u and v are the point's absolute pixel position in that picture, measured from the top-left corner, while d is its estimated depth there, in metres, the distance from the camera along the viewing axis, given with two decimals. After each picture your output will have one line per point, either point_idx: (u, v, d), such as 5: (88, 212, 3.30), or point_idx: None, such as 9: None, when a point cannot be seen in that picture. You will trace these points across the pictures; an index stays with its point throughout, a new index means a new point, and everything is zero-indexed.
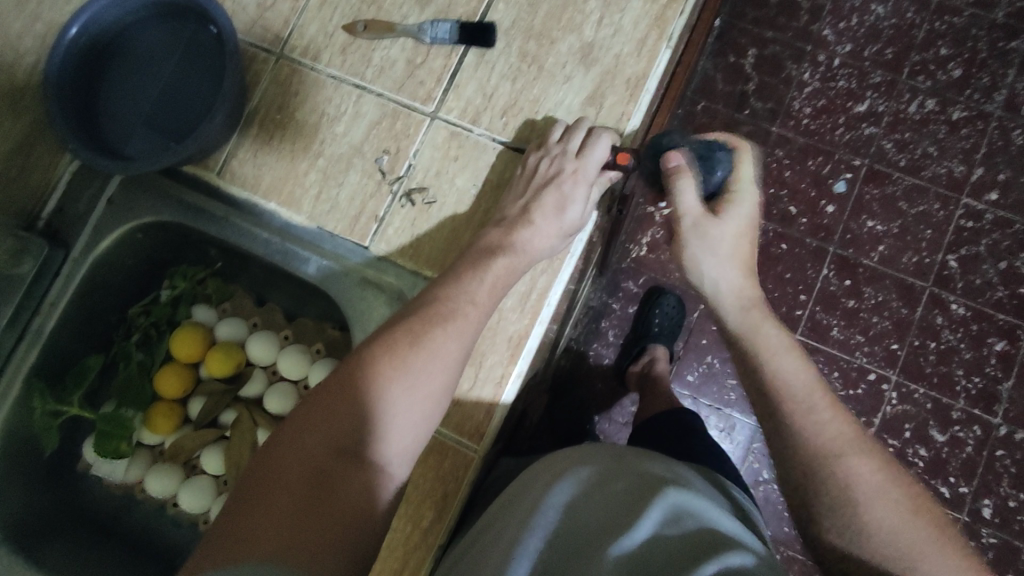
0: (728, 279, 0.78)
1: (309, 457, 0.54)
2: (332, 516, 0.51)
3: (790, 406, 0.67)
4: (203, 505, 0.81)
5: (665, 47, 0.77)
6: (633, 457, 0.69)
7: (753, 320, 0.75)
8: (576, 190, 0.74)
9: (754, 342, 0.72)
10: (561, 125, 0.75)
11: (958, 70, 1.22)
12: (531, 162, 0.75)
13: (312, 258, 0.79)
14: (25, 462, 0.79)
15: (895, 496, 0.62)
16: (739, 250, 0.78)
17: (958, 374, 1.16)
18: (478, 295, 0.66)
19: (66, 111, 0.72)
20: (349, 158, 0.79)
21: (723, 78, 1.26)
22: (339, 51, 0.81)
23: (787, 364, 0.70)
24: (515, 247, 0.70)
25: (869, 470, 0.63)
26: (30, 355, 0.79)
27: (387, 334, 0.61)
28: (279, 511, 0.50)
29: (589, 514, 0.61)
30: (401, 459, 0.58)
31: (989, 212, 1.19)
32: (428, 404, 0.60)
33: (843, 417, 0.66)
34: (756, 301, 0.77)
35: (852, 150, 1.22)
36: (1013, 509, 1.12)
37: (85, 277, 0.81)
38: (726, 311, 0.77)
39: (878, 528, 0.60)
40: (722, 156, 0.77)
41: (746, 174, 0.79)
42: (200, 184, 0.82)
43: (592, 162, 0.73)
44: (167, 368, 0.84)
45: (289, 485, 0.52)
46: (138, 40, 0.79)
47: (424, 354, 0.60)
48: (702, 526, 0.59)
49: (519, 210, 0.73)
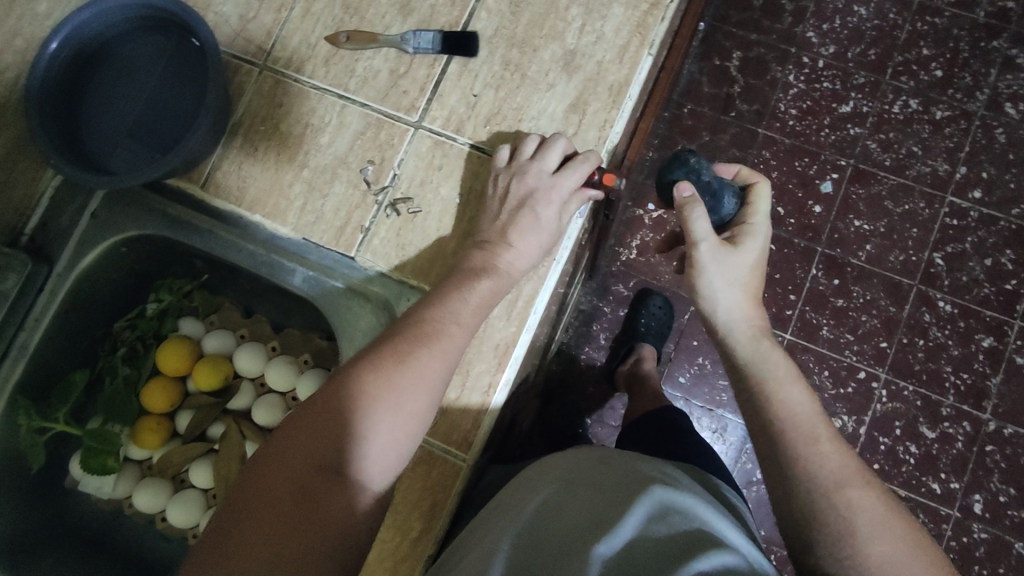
0: (734, 308, 0.76)
1: (295, 472, 0.53)
2: (315, 532, 0.51)
3: (794, 434, 0.66)
4: (192, 520, 0.80)
5: (647, 53, 0.77)
6: (620, 459, 0.69)
7: (762, 350, 0.74)
8: (550, 210, 0.73)
9: (759, 365, 0.72)
10: (533, 141, 0.74)
11: (940, 70, 1.23)
12: (503, 181, 0.74)
13: (297, 268, 0.79)
14: (12, 480, 0.79)
15: (897, 530, 0.60)
16: (752, 282, 0.77)
17: (946, 370, 1.17)
18: (463, 317, 0.66)
19: (48, 126, 0.72)
20: (334, 169, 0.79)
21: (709, 81, 1.26)
22: (323, 61, 0.81)
23: (792, 393, 0.69)
24: (500, 270, 0.70)
25: (871, 502, 0.61)
26: (15, 372, 0.78)
27: (374, 352, 0.61)
28: (265, 528, 0.50)
29: (573, 515, 0.60)
30: (386, 475, 0.58)
31: (974, 210, 1.20)
32: (412, 423, 0.59)
33: (846, 451, 0.65)
34: (762, 330, 0.76)
35: (838, 151, 1.23)
36: (1003, 503, 1.13)
37: (69, 292, 0.81)
38: (737, 340, 0.75)
39: (879, 561, 0.58)
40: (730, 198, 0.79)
41: (762, 210, 0.81)
42: (183, 196, 0.81)
43: (568, 181, 0.73)
44: (153, 382, 0.83)
45: (274, 502, 0.51)
46: (120, 54, 0.79)
47: (409, 373, 0.60)
48: (688, 524, 0.59)
49: (496, 231, 0.72)
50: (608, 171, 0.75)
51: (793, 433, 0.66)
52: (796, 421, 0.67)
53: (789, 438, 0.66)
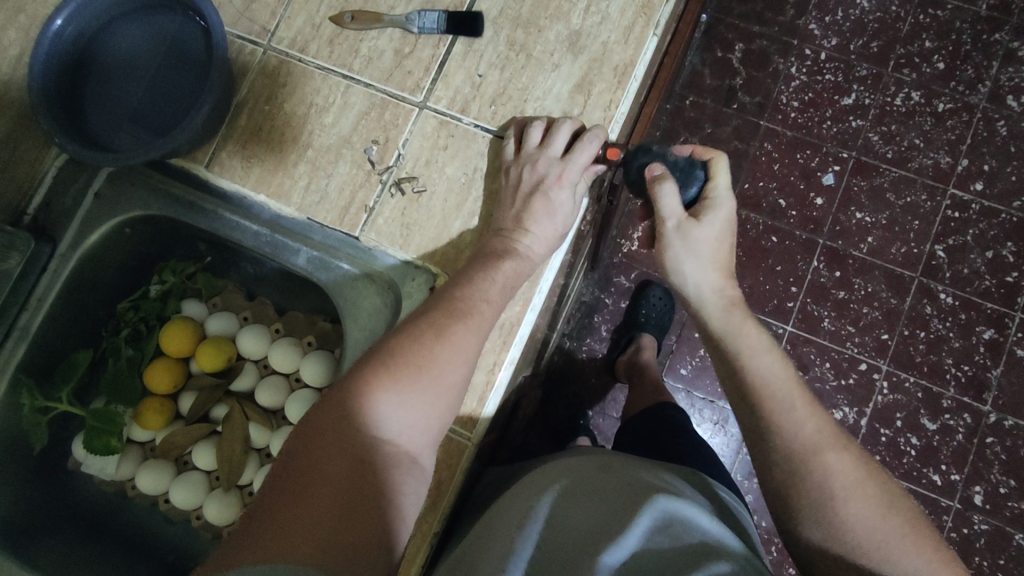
0: (708, 284, 0.74)
1: (346, 448, 0.53)
2: (365, 514, 0.51)
3: (772, 402, 0.66)
4: (196, 501, 0.80)
5: (652, 35, 0.77)
6: (624, 464, 0.70)
7: (734, 321, 0.72)
8: (562, 194, 0.74)
9: (735, 341, 0.71)
10: (539, 126, 0.74)
11: (942, 62, 1.23)
12: (514, 172, 0.74)
13: (301, 249, 0.79)
14: (15, 458, 0.79)
15: (871, 491, 0.62)
16: (720, 254, 0.74)
17: (947, 362, 1.17)
18: (490, 293, 0.66)
19: (52, 104, 0.72)
20: (338, 149, 0.78)
21: (711, 73, 1.26)
22: (327, 42, 0.81)
23: (765, 363, 0.69)
24: (521, 252, 0.70)
25: (846, 466, 0.62)
26: (18, 350, 0.78)
27: (411, 327, 0.62)
28: (318, 505, 0.49)
29: (576, 524, 0.60)
30: (428, 450, 0.59)
31: (975, 203, 1.20)
32: (450, 395, 0.61)
33: (822, 416, 0.66)
34: (737, 300, 0.74)
35: (840, 143, 1.23)
36: (1004, 495, 1.13)
37: (73, 272, 0.80)
38: (708, 313, 0.74)
39: (854, 525, 0.60)
40: (693, 177, 0.72)
41: (722, 184, 0.74)
42: (187, 176, 0.81)
43: (577, 164, 0.73)
44: (156, 363, 0.82)
45: (328, 480, 0.51)
46: (125, 34, 0.78)
47: (448, 347, 0.61)
48: (692, 536, 0.59)
49: (513, 220, 0.72)
50: (613, 144, 0.74)
51: (766, 404, 0.66)
52: (770, 388, 0.67)
53: (766, 408, 0.66)
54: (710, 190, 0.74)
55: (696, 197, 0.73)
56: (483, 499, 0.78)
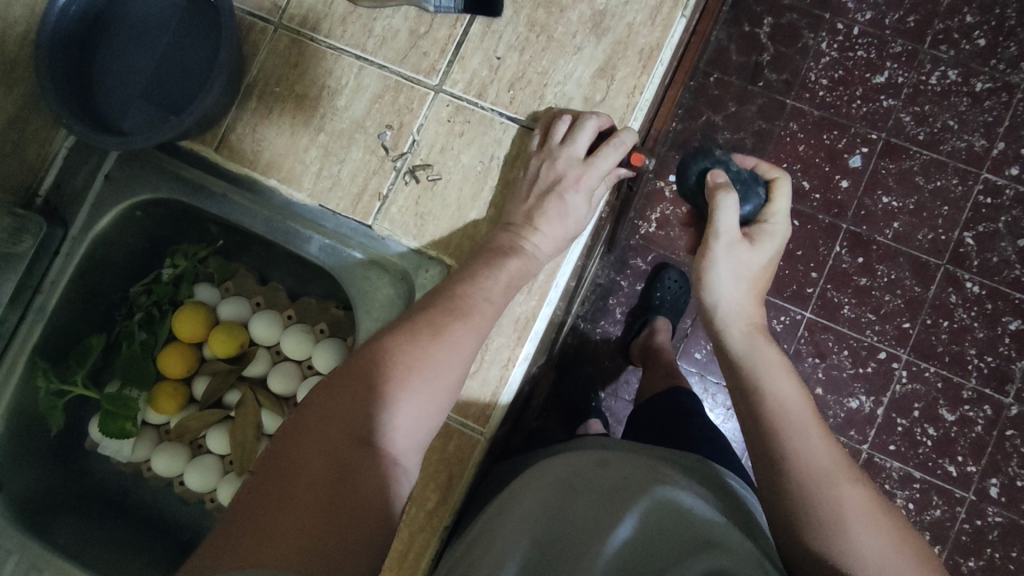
0: (735, 306, 0.76)
1: (330, 448, 0.52)
2: (350, 511, 0.50)
3: (784, 426, 0.66)
4: (210, 484, 0.81)
5: (681, 15, 0.74)
6: (627, 459, 0.68)
7: (756, 344, 0.74)
8: (578, 197, 0.72)
9: (751, 363, 0.72)
10: (567, 122, 0.71)
11: (983, 39, 1.17)
12: (534, 165, 0.72)
13: (313, 237, 0.77)
14: (32, 439, 0.80)
15: (883, 524, 0.60)
16: (758, 279, 0.77)
17: (970, 353, 1.14)
18: (493, 293, 0.65)
19: (60, 83, 0.70)
20: (352, 133, 0.76)
21: (737, 49, 1.21)
22: (340, 20, 0.78)
23: (785, 386, 0.69)
24: (526, 251, 0.69)
25: (859, 496, 0.61)
26: (33, 334, 0.78)
27: (405, 325, 0.61)
28: (295, 506, 0.48)
29: (575, 516, 0.59)
30: (418, 450, 0.58)
31: (1010, 188, 1.15)
32: (443, 396, 0.60)
33: (833, 444, 0.65)
34: (758, 326, 0.76)
35: (870, 123, 1.18)
36: (1020, 488, 1.11)
37: (85, 256, 0.80)
38: (731, 335, 0.76)
39: (863, 551, 0.57)
40: (757, 194, 0.78)
41: (781, 209, 0.79)
42: (196, 159, 0.80)
43: (599, 167, 0.71)
44: (170, 348, 0.82)
45: (313, 479, 0.50)
46: (134, 11, 0.76)
47: (443, 347, 0.60)
48: (689, 532, 0.58)
49: (524, 216, 0.70)
50: (637, 150, 0.73)
51: (781, 425, 0.66)
52: (786, 412, 0.67)
53: (777, 427, 0.66)
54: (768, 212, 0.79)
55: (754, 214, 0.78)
56: (491, 489, 0.78)
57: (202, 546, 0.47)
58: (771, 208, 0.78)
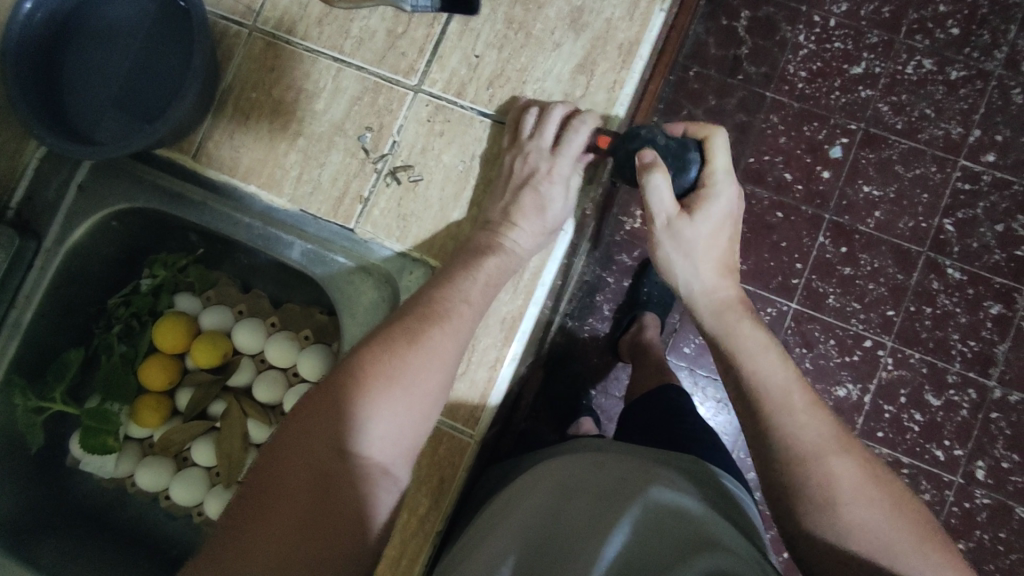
0: (698, 283, 0.74)
1: (310, 463, 0.52)
2: (329, 527, 0.51)
3: (770, 404, 0.65)
4: (197, 497, 0.79)
5: (659, 10, 0.73)
6: (622, 460, 0.68)
7: (727, 321, 0.72)
8: (554, 189, 0.71)
9: (729, 342, 0.71)
10: (532, 114, 0.71)
11: (957, 28, 1.18)
12: (508, 160, 0.72)
13: (296, 242, 0.76)
14: (10, 457, 0.77)
15: (874, 492, 0.60)
16: (713, 254, 0.74)
17: (953, 338, 1.15)
18: (472, 294, 0.65)
19: (28, 93, 0.68)
20: (331, 137, 0.75)
21: (716, 43, 1.21)
22: (316, 22, 0.77)
23: (765, 364, 0.68)
24: (506, 248, 0.68)
25: (851, 470, 0.61)
26: (8, 349, 0.76)
27: (384, 333, 0.60)
28: (275, 524, 0.49)
29: (571, 520, 0.59)
30: (403, 460, 0.57)
31: (987, 174, 1.17)
32: (425, 403, 0.59)
33: (823, 416, 0.65)
34: (732, 301, 0.74)
35: (848, 114, 1.19)
36: (1006, 469, 1.12)
37: (60, 269, 0.78)
38: (702, 313, 0.74)
39: (857, 522, 0.58)
40: (692, 159, 0.71)
41: (722, 164, 0.73)
42: (173, 167, 0.78)
43: (569, 155, 0.71)
44: (151, 360, 0.80)
45: (293, 495, 0.51)
46: (103, 17, 0.75)
47: (421, 354, 0.59)
48: (680, 536, 0.57)
49: (501, 213, 0.70)
50: (605, 132, 0.71)
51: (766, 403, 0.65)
52: (769, 389, 0.66)
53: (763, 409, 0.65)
54: (709, 171, 0.73)
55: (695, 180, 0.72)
56: (484, 493, 0.77)
57: (189, 565, 0.49)
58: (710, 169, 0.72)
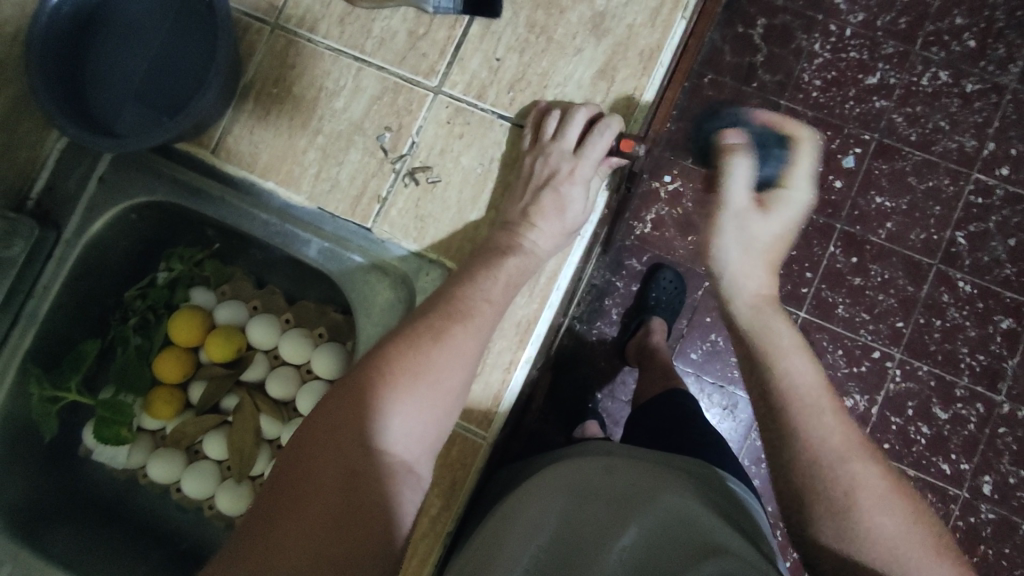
0: (744, 274, 0.81)
1: (338, 459, 0.53)
2: (358, 524, 0.51)
3: (796, 410, 0.66)
4: (208, 491, 0.79)
5: (680, 17, 0.73)
6: (634, 465, 0.68)
7: (763, 320, 0.76)
8: (574, 190, 0.72)
9: (764, 340, 0.73)
10: (555, 116, 0.71)
11: (974, 40, 1.18)
12: (529, 162, 0.72)
13: (313, 240, 0.77)
14: (25, 446, 0.78)
15: (892, 499, 0.61)
16: (773, 248, 0.83)
17: (962, 352, 1.15)
18: (492, 293, 0.65)
19: (52, 84, 0.69)
20: (350, 136, 0.76)
21: (730, 50, 1.21)
22: (337, 21, 0.77)
23: (799, 363, 0.70)
24: (525, 248, 0.69)
25: (871, 480, 0.61)
26: (25, 339, 0.77)
27: (407, 330, 0.60)
28: (305, 520, 0.50)
29: (582, 525, 0.60)
30: (426, 457, 0.58)
31: (1000, 188, 1.16)
32: (448, 401, 0.59)
33: (846, 421, 0.66)
34: (769, 300, 0.79)
35: (863, 124, 1.19)
36: (1012, 485, 1.12)
37: (78, 260, 0.79)
38: (739, 310, 0.78)
39: (872, 522, 0.59)
40: (774, 163, 0.87)
41: (803, 171, 0.89)
42: (194, 161, 0.79)
43: (591, 159, 0.71)
44: (165, 353, 0.81)
45: (322, 491, 0.51)
46: (126, 11, 0.75)
47: (445, 351, 0.60)
48: (692, 541, 0.57)
49: (520, 213, 0.70)
50: (627, 137, 0.71)
51: (795, 408, 0.66)
52: (796, 390, 0.67)
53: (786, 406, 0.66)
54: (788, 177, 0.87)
55: (776, 178, 0.86)
56: (492, 494, 0.77)
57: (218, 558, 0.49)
58: (792, 171, 0.87)
